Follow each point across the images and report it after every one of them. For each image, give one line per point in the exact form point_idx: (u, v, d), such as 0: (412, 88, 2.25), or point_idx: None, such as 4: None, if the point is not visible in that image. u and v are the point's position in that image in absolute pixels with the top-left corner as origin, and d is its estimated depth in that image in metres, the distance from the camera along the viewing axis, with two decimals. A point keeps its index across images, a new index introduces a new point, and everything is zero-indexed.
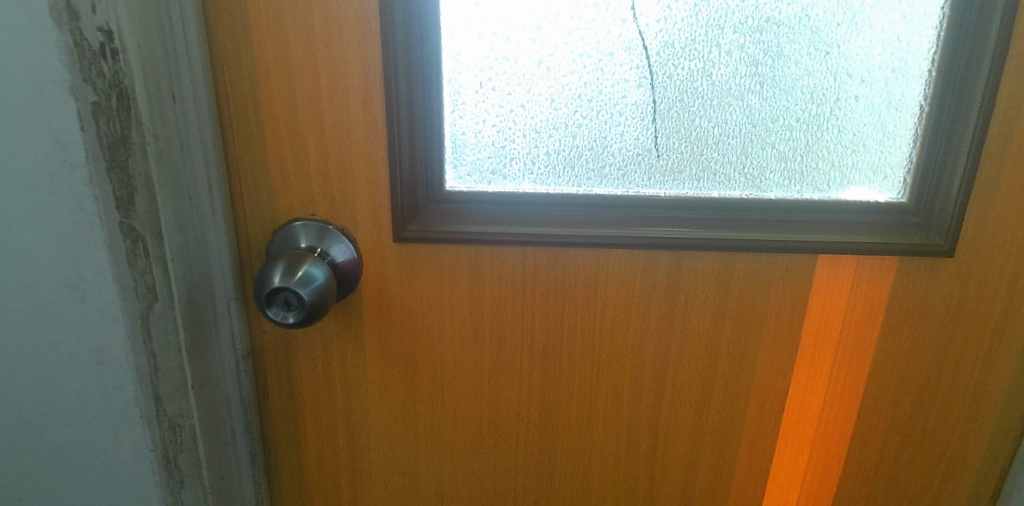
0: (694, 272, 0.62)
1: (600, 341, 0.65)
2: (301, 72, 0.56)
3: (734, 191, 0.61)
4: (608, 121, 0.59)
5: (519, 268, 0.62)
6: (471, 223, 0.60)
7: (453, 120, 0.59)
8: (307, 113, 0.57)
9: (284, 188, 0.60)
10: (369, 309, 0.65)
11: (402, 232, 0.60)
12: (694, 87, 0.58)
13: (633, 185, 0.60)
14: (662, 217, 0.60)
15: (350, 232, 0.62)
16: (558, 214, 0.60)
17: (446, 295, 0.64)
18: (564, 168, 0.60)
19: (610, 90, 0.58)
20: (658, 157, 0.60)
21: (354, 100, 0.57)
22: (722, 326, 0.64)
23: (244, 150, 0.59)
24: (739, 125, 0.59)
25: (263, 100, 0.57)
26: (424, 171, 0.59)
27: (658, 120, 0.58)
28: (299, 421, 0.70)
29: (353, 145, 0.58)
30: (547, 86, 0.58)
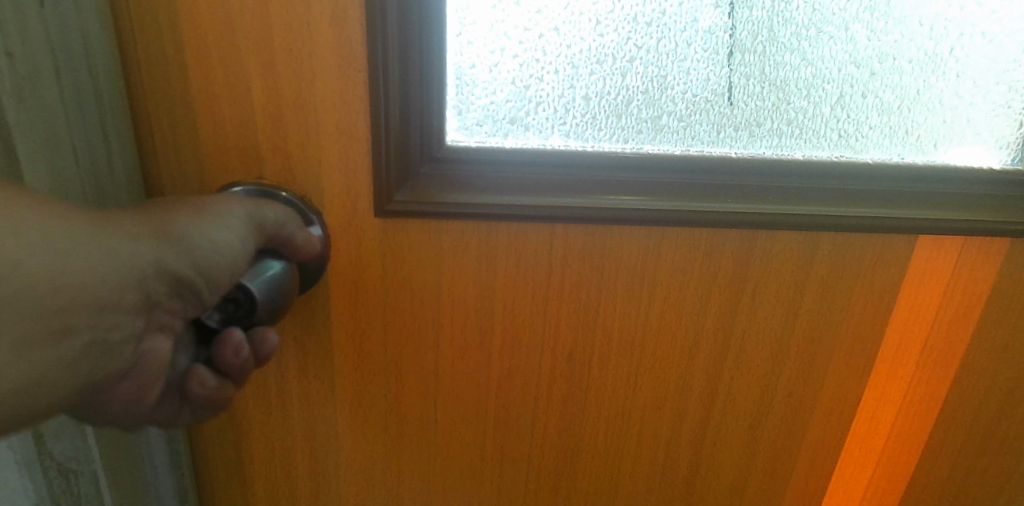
0: (769, 256, 0.48)
1: (639, 343, 0.51)
2: None
3: (822, 152, 0.46)
4: (669, 54, 0.43)
5: (544, 252, 0.48)
6: (480, 192, 0.45)
7: (458, 48, 0.43)
8: (251, 31, 0.39)
9: (218, 140, 0.43)
10: (341, 304, 0.49)
11: (387, 204, 0.44)
12: (786, 10, 0.43)
13: (694, 143, 0.46)
14: (731, 183, 0.46)
15: (314, 204, 0.45)
16: (597, 180, 0.45)
17: (446, 286, 0.49)
18: (607, 118, 0.45)
19: (676, 11, 0.42)
20: (731, 105, 0.45)
21: (321, 13, 0.39)
22: (793, 326, 0.51)
23: (157, 83, 0.41)
24: (839, 65, 0.45)
25: (185, 6, 0.39)
26: (419, 119, 0.42)
27: (736, 54, 0.44)
28: (243, 449, 0.54)
29: (318, 80, 0.41)
30: (591, 1, 0.42)
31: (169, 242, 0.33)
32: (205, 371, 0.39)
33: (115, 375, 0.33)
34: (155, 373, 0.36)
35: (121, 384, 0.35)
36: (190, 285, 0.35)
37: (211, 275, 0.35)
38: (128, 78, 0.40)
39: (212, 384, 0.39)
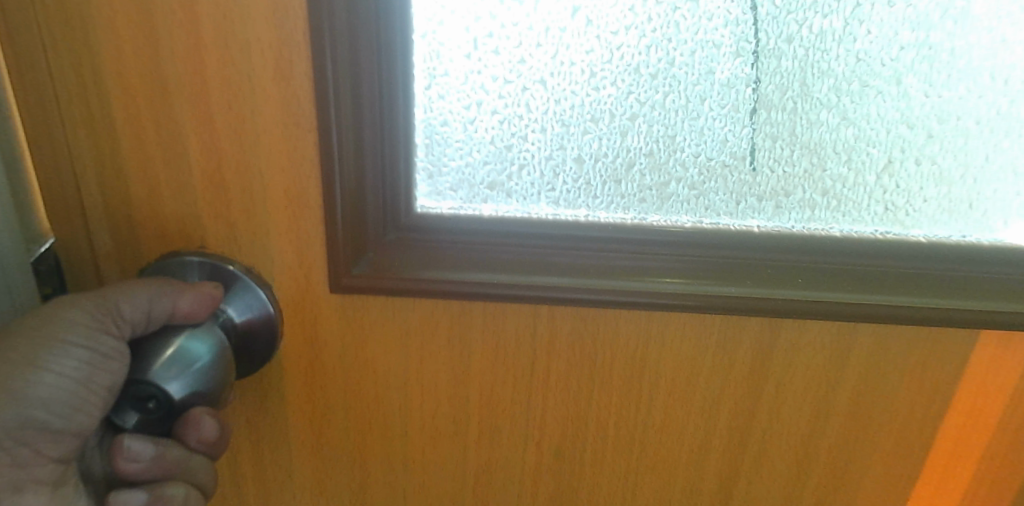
0: (794, 349, 0.40)
1: (638, 439, 0.45)
2: (161, 11, 0.31)
3: (864, 227, 0.39)
4: (678, 111, 0.36)
5: (528, 335, 0.41)
6: (451, 265, 0.39)
7: (428, 101, 0.36)
8: (178, 85, 0.33)
9: (150, 204, 0.37)
10: (298, 384, 0.43)
11: (344, 278, 0.38)
12: (825, 62, 0.35)
13: (707, 215, 0.39)
14: (750, 261, 0.38)
15: (264, 273, 0.39)
16: (588, 256, 0.39)
17: (416, 368, 0.43)
18: (604, 183, 0.39)
19: (688, 61, 0.35)
20: (755, 172, 0.37)
21: (260, 65, 0.33)
22: (823, 427, 0.43)
23: (74, 143, 0.35)
24: (888, 125, 0.36)
25: (100, 53, 0.32)
26: (379, 184, 0.37)
27: (761, 111, 0.36)
28: None
29: (261, 141, 0.35)
30: (583, 49, 0.35)
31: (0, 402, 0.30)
32: (122, 492, 0.33)
33: None
34: None
35: None
36: (44, 426, 0.31)
37: (60, 409, 0.32)
38: (40, 136, 0.34)
39: (139, 500, 0.34)
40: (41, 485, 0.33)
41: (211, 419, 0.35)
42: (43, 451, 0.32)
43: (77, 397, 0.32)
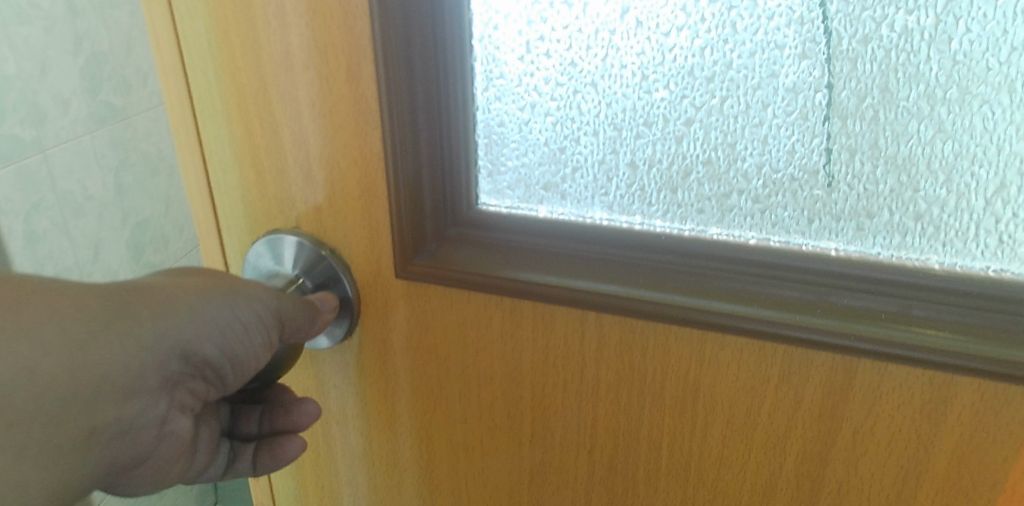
0: (875, 394, 0.34)
1: (695, 467, 0.42)
2: (261, 24, 0.37)
3: (968, 262, 0.32)
4: (738, 117, 0.34)
5: (577, 342, 0.41)
6: (500, 260, 0.41)
7: (484, 102, 0.39)
8: (275, 86, 0.39)
9: (258, 188, 0.43)
10: (372, 360, 0.48)
11: (406, 268, 0.42)
12: (910, 65, 0.30)
13: (772, 232, 0.36)
14: (813, 286, 0.35)
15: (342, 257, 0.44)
16: (636, 259, 0.38)
17: (473, 360, 0.45)
18: (659, 190, 0.37)
19: (746, 64, 0.33)
20: (829, 188, 0.33)
21: (336, 68, 0.37)
22: (917, 492, 0.36)
23: (203, 135, 0.42)
24: (997, 140, 0.30)
25: (218, 60, 0.39)
26: (443, 178, 0.40)
27: (835, 120, 0.32)
28: (291, 478, 0.55)
29: (339, 135, 0.39)
30: (636, 51, 0.35)
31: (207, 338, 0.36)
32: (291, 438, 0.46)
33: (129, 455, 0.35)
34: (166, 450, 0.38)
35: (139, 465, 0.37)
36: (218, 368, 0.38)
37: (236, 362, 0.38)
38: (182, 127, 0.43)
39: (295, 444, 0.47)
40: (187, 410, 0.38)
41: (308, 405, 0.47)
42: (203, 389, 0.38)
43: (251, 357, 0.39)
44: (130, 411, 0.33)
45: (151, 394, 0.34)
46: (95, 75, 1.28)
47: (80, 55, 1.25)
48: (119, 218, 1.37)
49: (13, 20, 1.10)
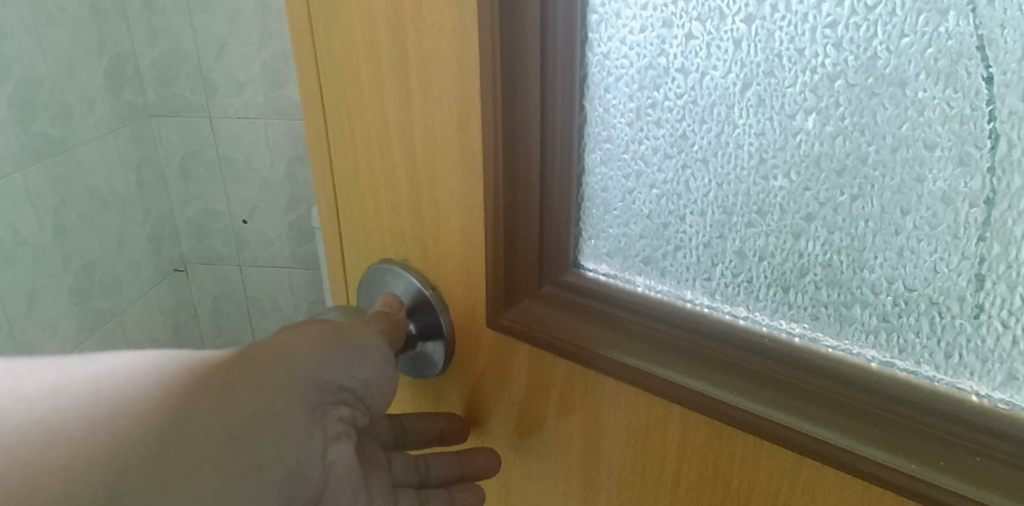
0: None
1: None
2: (390, 71, 0.40)
3: None
4: (868, 222, 0.30)
5: (659, 430, 0.38)
6: (584, 334, 0.39)
7: (593, 167, 0.38)
8: (397, 128, 0.41)
9: (376, 217, 0.46)
10: (461, 398, 0.49)
11: (498, 318, 0.42)
12: None
13: (900, 358, 0.30)
14: (935, 434, 0.28)
15: (439, 295, 0.45)
16: (726, 359, 0.35)
17: (554, 423, 0.43)
18: (769, 285, 0.34)
19: (885, 160, 0.28)
20: (977, 320, 0.28)
21: (448, 117, 0.38)
22: None
23: (338, 163, 0.46)
24: None
25: (355, 99, 0.42)
26: (539, 237, 0.40)
27: (993, 243, 0.27)
28: None
29: (445, 180, 0.40)
30: (755, 130, 0.32)
31: (343, 364, 0.39)
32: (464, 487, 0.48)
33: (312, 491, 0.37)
34: (341, 476, 0.39)
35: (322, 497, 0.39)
36: (354, 389, 0.40)
37: (366, 384, 0.41)
38: (320, 154, 0.47)
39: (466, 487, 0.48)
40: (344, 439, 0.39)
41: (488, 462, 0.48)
42: (355, 413, 0.41)
43: (382, 374, 0.41)
44: (291, 447, 0.35)
45: (306, 428, 0.36)
46: (118, 76, 1.45)
47: (103, 56, 1.41)
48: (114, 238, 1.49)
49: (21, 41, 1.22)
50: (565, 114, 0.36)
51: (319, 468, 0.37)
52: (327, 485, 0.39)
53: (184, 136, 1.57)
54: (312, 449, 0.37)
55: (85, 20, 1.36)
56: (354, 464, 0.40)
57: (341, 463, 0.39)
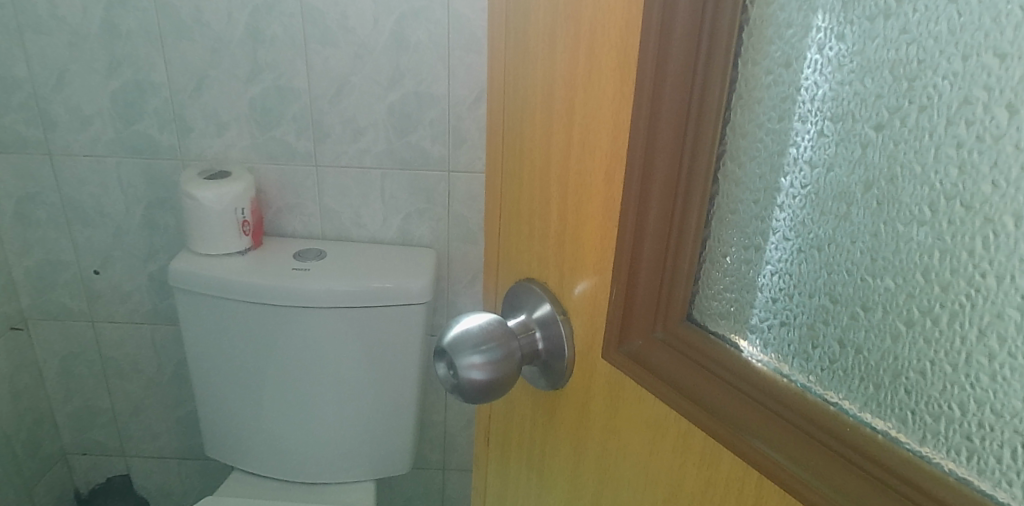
0: None
1: None
2: (561, 121, 0.53)
3: None
4: (963, 339, 0.33)
5: (739, 486, 0.42)
6: (682, 382, 0.46)
7: (719, 235, 0.45)
8: (560, 167, 0.54)
9: (539, 230, 0.60)
10: (576, 400, 0.59)
11: (612, 349, 0.51)
12: None
13: (979, 481, 0.32)
14: None
15: (566, 309, 0.57)
16: (822, 444, 0.38)
17: (647, 453, 0.50)
18: (864, 373, 0.38)
19: (991, 286, 0.31)
20: None
21: (598, 167, 0.49)
22: None
23: (520, 185, 0.62)
24: None
25: (538, 136, 0.57)
26: (658, 282, 0.47)
27: None
28: (514, 445, 0.73)
29: (587, 215, 0.52)
30: (869, 232, 0.36)
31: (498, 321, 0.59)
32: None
33: (477, 350, 0.55)
34: (493, 357, 0.55)
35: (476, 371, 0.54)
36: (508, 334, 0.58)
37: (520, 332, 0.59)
38: (513, 175, 0.63)
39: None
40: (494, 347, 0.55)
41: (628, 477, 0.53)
42: (511, 350, 0.56)
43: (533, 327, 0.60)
44: (463, 329, 0.56)
45: (475, 324, 0.56)
46: (126, 114, 1.84)
47: (117, 81, 1.80)
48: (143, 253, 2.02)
49: (82, 121, 1.84)
50: (696, 184, 0.43)
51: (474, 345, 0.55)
52: (482, 353, 0.55)
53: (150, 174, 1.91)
54: (476, 331, 0.56)
55: (98, 57, 1.77)
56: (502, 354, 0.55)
57: (494, 354, 0.55)
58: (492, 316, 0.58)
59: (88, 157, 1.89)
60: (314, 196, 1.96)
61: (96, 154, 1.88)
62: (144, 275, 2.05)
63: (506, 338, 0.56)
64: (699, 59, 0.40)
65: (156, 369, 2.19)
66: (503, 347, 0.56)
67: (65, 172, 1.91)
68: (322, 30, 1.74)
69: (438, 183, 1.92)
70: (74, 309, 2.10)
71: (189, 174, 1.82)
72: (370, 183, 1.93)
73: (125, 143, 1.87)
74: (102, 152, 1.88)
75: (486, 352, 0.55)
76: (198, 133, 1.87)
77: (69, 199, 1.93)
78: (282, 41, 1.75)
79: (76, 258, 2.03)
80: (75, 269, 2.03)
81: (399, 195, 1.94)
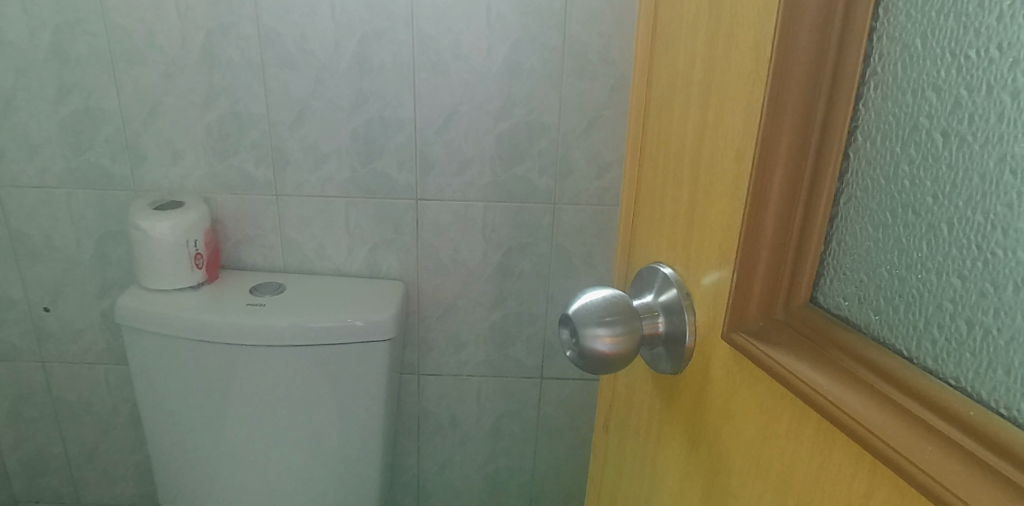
0: None
1: None
2: (697, 101, 0.57)
3: None
4: None
5: (851, 466, 0.42)
6: (801, 359, 0.47)
7: (847, 214, 0.47)
8: (693, 144, 0.58)
9: (670, 205, 0.63)
10: (700, 376, 0.61)
11: (730, 332, 0.53)
12: None
13: None
14: None
15: (691, 294, 0.60)
16: (937, 431, 0.37)
17: (765, 430, 0.51)
18: (993, 350, 0.38)
19: None
20: None
21: (729, 142, 0.53)
22: None
23: (652, 168, 0.67)
24: None
25: (672, 122, 0.63)
26: (778, 254, 0.49)
27: None
28: (636, 415, 0.76)
29: (716, 188, 0.55)
30: (1005, 201, 0.37)
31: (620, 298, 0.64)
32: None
33: (598, 322, 0.61)
34: (616, 329, 0.61)
35: (603, 341, 0.61)
36: (633, 312, 0.62)
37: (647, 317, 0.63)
38: (648, 160, 0.68)
39: None
40: (619, 318, 0.61)
41: (744, 444, 0.54)
42: (634, 323, 0.61)
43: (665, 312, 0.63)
44: (589, 304, 0.62)
45: (603, 299, 0.62)
46: (76, 142, 1.74)
47: (66, 109, 1.70)
48: (95, 289, 1.89)
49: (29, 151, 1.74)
50: (828, 158, 0.46)
51: (599, 317, 0.61)
52: (607, 325, 0.61)
53: (101, 206, 1.80)
54: (602, 306, 0.62)
55: (46, 83, 1.68)
56: (626, 327, 0.61)
57: (618, 326, 0.61)
58: (617, 293, 0.63)
59: (35, 189, 1.77)
60: (273, 227, 1.85)
61: (45, 184, 1.77)
62: (97, 312, 1.92)
63: (625, 312, 0.61)
64: (836, 37, 0.43)
65: (111, 412, 2.05)
66: (625, 319, 0.61)
67: (14, 205, 1.80)
68: (280, 52, 1.65)
69: (404, 211, 1.82)
70: (23, 349, 1.97)
71: (139, 204, 1.70)
72: (332, 213, 1.83)
73: (76, 173, 1.76)
74: (52, 183, 1.77)
75: (609, 323, 0.61)
76: (152, 162, 1.76)
77: (18, 234, 1.82)
78: (239, 64, 1.66)
79: (25, 295, 1.90)
80: (24, 307, 1.91)
81: (365, 224, 1.84)
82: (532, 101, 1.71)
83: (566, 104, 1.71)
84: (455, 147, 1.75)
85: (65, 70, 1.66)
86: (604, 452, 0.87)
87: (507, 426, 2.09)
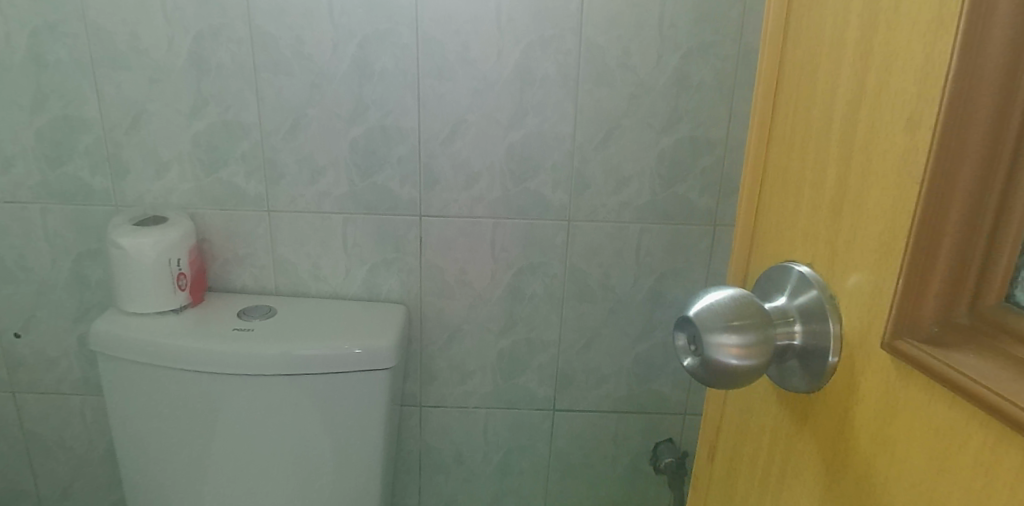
0: None
1: None
2: (853, 69, 0.50)
3: None
4: None
5: None
6: (1001, 366, 0.39)
7: None
8: (847, 119, 0.50)
9: (809, 195, 0.55)
10: (853, 387, 0.51)
11: (897, 336, 0.45)
12: None
13: None
14: None
15: (837, 296, 0.52)
16: None
17: (944, 450, 0.43)
18: None
19: None
20: None
21: (900, 107, 0.45)
22: None
23: (785, 156, 0.59)
24: None
25: (816, 95, 0.54)
26: (969, 238, 0.41)
27: None
28: (755, 439, 0.66)
29: (875, 168, 0.47)
30: None
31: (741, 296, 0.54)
32: None
33: (722, 326, 0.52)
34: (744, 334, 0.52)
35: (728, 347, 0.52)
36: (767, 317, 0.54)
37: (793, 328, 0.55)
38: (778, 147, 0.60)
39: None
40: (747, 322, 0.53)
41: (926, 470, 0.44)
42: (767, 329, 0.53)
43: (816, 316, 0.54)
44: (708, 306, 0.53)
45: (725, 299, 0.54)
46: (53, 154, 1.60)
47: (42, 118, 1.56)
48: (72, 314, 1.73)
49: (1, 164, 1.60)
50: None
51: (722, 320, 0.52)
52: (733, 329, 0.52)
53: (80, 224, 1.65)
54: (724, 308, 0.53)
55: (21, 89, 1.54)
56: (756, 331, 0.53)
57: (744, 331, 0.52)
58: (742, 293, 0.55)
59: (8, 204, 1.63)
60: (265, 245, 1.70)
61: (19, 199, 1.63)
62: (72, 339, 1.75)
63: (754, 314, 0.53)
64: None
65: (85, 447, 1.87)
66: (754, 322, 0.53)
67: None
68: (276, 57, 1.52)
69: (408, 228, 1.68)
70: None
71: (120, 219, 1.56)
72: (330, 231, 1.69)
73: (52, 188, 1.62)
74: (25, 198, 1.63)
75: (736, 327, 0.52)
76: (135, 176, 1.61)
77: None
78: (230, 70, 1.53)
79: None
80: None
81: (365, 242, 1.70)
82: (546, 110, 1.57)
83: (582, 113, 1.58)
84: (462, 159, 1.62)
85: (43, 75, 1.53)
86: (704, 486, 0.77)
87: (517, 463, 1.92)
